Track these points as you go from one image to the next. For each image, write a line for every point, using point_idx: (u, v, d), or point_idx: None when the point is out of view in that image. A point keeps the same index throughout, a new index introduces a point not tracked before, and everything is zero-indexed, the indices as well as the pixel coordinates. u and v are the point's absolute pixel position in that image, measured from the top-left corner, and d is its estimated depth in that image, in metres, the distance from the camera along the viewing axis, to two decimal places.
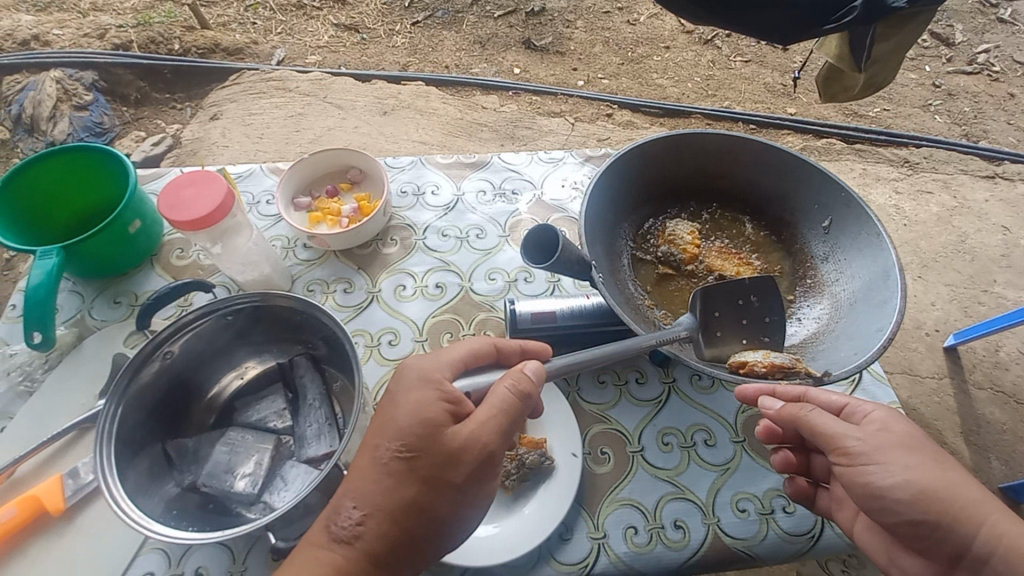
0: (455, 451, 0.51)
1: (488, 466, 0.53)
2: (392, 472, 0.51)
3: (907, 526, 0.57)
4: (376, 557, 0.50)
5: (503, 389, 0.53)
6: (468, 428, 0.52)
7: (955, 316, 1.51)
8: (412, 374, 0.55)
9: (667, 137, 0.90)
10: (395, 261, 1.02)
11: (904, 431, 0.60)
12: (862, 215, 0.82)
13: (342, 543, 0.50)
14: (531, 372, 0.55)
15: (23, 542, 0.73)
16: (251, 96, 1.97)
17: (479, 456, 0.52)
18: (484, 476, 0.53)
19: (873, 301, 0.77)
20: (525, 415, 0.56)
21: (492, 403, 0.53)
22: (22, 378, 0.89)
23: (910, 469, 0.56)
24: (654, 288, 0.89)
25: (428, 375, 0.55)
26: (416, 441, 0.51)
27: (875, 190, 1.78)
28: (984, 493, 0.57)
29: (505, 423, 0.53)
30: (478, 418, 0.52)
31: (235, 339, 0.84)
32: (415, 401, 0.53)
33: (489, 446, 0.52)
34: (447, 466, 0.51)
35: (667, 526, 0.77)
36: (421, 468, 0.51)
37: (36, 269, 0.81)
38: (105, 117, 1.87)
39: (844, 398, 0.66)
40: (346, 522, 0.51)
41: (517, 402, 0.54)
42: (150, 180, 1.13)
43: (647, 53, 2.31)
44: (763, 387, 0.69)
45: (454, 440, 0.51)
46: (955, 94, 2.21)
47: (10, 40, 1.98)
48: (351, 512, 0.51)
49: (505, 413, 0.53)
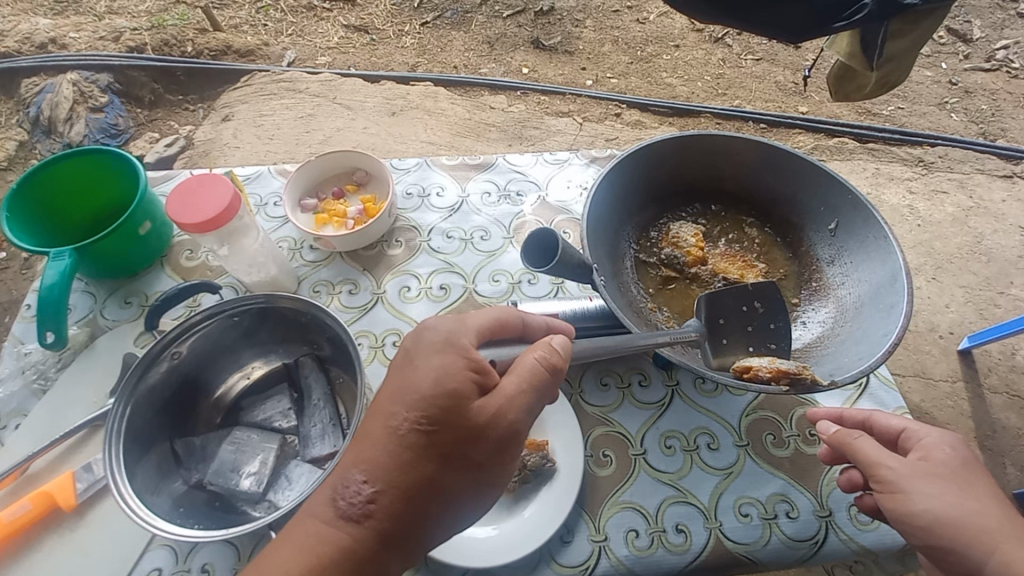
0: (479, 427, 0.51)
1: (511, 443, 0.53)
2: (409, 445, 0.50)
3: (926, 549, 0.57)
4: (387, 536, 0.49)
5: (530, 360, 0.53)
6: (495, 403, 0.51)
7: (970, 319, 1.48)
8: (435, 337, 0.53)
9: (671, 138, 0.89)
10: (400, 262, 1.03)
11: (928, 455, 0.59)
12: (870, 218, 0.81)
13: (351, 521, 0.49)
14: (558, 345, 0.55)
15: (37, 537, 0.75)
16: (263, 97, 1.99)
17: (503, 432, 0.52)
18: (507, 452, 0.53)
19: (880, 305, 0.76)
20: (553, 390, 0.55)
21: (520, 373, 0.53)
22: (37, 376, 0.91)
23: (930, 497, 0.56)
24: (658, 291, 0.88)
25: (452, 339, 0.53)
26: (438, 413, 0.50)
27: (888, 190, 1.76)
28: (1012, 519, 0.56)
29: (530, 397, 0.53)
30: (506, 392, 0.52)
31: (242, 339, 0.85)
32: (438, 367, 0.51)
33: (514, 422, 0.52)
34: (469, 443, 0.51)
35: (668, 530, 0.77)
36: (442, 444, 0.50)
37: (49, 270, 0.82)
38: (120, 118, 1.91)
39: (901, 424, 0.65)
40: (355, 499, 0.50)
41: (545, 374, 0.53)
42: (161, 181, 1.15)
43: (657, 52, 2.29)
44: (831, 411, 0.72)
45: (480, 415, 0.51)
46: (972, 91, 2.17)
47: (29, 44, 2.03)
48: (360, 487, 0.50)
49: (532, 386, 0.53)
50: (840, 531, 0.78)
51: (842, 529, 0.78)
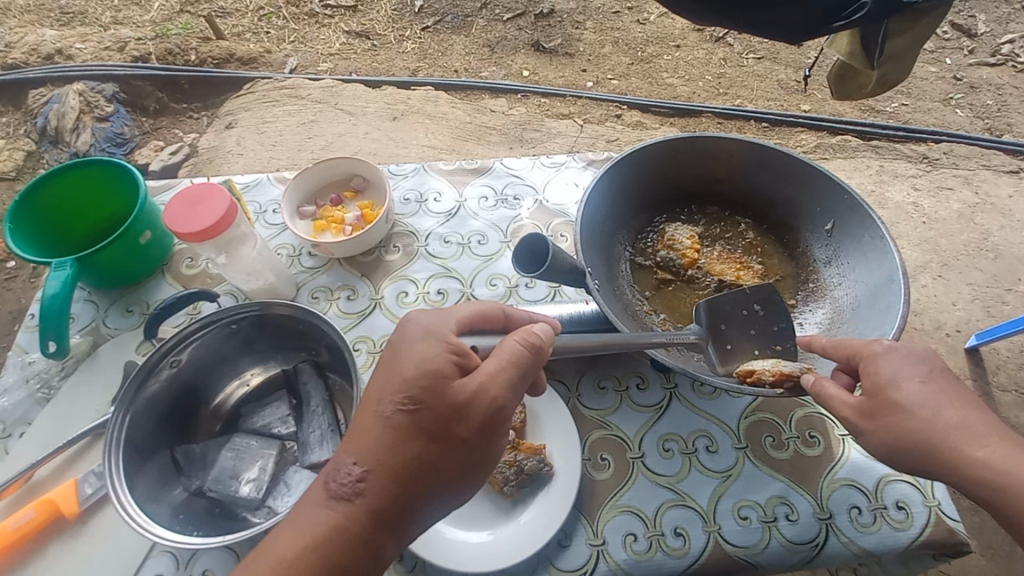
0: (462, 405, 0.51)
1: (496, 421, 0.52)
2: (395, 426, 0.51)
3: None
4: (381, 515, 0.50)
5: (511, 343, 0.53)
6: (475, 381, 0.51)
7: (977, 317, 1.47)
8: (417, 327, 0.55)
9: (663, 141, 0.89)
10: (397, 268, 1.03)
11: (915, 385, 0.59)
12: (867, 218, 0.80)
13: (341, 501, 0.50)
14: (540, 330, 0.54)
15: (42, 544, 0.76)
16: (265, 104, 2.01)
17: (486, 409, 0.51)
18: (493, 431, 0.53)
19: (877, 305, 0.75)
20: (538, 371, 0.55)
21: (501, 355, 0.52)
22: (40, 386, 0.92)
23: None
24: (654, 294, 0.88)
25: (434, 328, 0.54)
26: (419, 393, 0.51)
27: (892, 187, 1.75)
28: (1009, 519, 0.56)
29: (514, 375, 0.52)
30: (486, 371, 0.52)
31: (240, 348, 0.86)
32: (420, 353, 0.52)
33: (496, 399, 0.52)
34: (453, 421, 0.51)
35: (667, 534, 0.76)
36: (427, 423, 0.51)
37: (51, 280, 0.83)
38: (125, 127, 1.93)
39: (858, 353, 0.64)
40: (346, 480, 0.51)
41: (525, 354, 0.53)
42: (160, 191, 1.16)
43: (657, 52, 2.29)
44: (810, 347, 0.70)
45: (461, 393, 0.51)
46: (977, 86, 2.15)
47: (36, 55, 2.06)
48: (350, 468, 0.51)
49: (514, 366, 0.52)
50: (841, 534, 0.77)
51: (843, 531, 0.77)
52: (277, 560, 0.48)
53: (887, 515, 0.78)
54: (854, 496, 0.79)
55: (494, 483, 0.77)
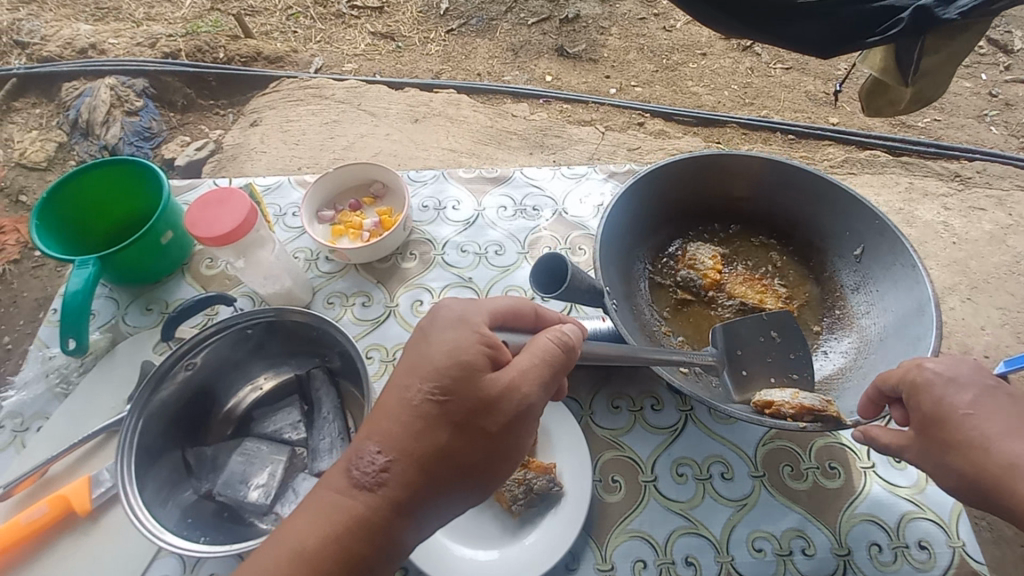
0: (493, 398, 0.50)
1: (524, 418, 0.51)
2: (423, 414, 0.50)
3: None
4: (395, 521, 0.49)
5: (544, 340, 0.52)
6: (508, 376, 0.50)
7: (1007, 342, 1.41)
8: (449, 314, 0.53)
9: (685, 158, 0.86)
10: (413, 276, 1.03)
11: (992, 431, 0.55)
12: (897, 244, 0.78)
13: (365, 489, 0.49)
14: (570, 330, 0.54)
15: (51, 539, 0.77)
16: (290, 103, 2.03)
17: (515, 406, 0.50)
18: (518, 428, 0.52)
19: (905, 337, 0.73)
20: (568, 371, 0.54)
21: (535, 351, 0.52)
22: (60, 380, 0.94)
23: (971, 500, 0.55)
24: (672, 314, 0.87)
25: (467, 317, 0.53)
26: (450, 383, 0.50)
27: (922, 205, 1.69)
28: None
29: (546, 372, 0.52)
30: (518, 366, 0.51)
31: (253, 352, 0.86)
32: (451, 341, 0.51)
33: (527, 397, 0.51)
34: (481, 413, 0.50)
35: (678, 562, 0.74)
36: (454, 413, 0.50)
37: (74, 277, 0.84)
38: (153, 122, 1.95)
39: None
40: (369, 468, 0.50)
41: (558, 354, 0.52)
42: (184, 190, 1.17)
43: (683, 60, 2.26)
44: None
45: (492, 386, 0.50)
46: (1013, 103, 2.08)
47: (71, 49, 2.11)
48: (374, 457, 0.50)
49: (547, 363, 0.52)
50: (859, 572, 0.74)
51: (862, 569, 0.74)
52: (287, 558, 0.47)
53: (909, 555, 0.75)
54: (874, 533, 0.77)
55: (503, 501, 0.75)
